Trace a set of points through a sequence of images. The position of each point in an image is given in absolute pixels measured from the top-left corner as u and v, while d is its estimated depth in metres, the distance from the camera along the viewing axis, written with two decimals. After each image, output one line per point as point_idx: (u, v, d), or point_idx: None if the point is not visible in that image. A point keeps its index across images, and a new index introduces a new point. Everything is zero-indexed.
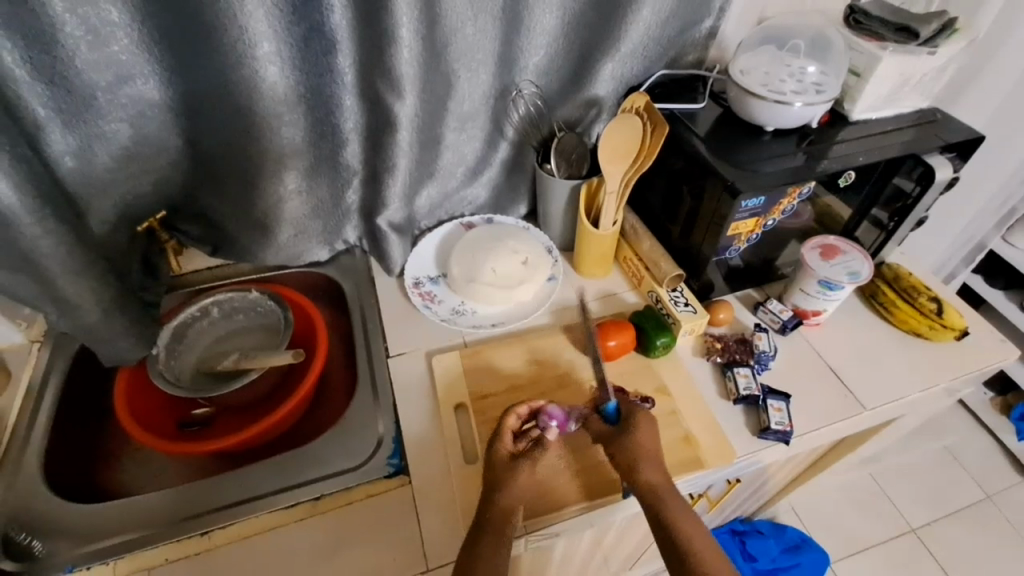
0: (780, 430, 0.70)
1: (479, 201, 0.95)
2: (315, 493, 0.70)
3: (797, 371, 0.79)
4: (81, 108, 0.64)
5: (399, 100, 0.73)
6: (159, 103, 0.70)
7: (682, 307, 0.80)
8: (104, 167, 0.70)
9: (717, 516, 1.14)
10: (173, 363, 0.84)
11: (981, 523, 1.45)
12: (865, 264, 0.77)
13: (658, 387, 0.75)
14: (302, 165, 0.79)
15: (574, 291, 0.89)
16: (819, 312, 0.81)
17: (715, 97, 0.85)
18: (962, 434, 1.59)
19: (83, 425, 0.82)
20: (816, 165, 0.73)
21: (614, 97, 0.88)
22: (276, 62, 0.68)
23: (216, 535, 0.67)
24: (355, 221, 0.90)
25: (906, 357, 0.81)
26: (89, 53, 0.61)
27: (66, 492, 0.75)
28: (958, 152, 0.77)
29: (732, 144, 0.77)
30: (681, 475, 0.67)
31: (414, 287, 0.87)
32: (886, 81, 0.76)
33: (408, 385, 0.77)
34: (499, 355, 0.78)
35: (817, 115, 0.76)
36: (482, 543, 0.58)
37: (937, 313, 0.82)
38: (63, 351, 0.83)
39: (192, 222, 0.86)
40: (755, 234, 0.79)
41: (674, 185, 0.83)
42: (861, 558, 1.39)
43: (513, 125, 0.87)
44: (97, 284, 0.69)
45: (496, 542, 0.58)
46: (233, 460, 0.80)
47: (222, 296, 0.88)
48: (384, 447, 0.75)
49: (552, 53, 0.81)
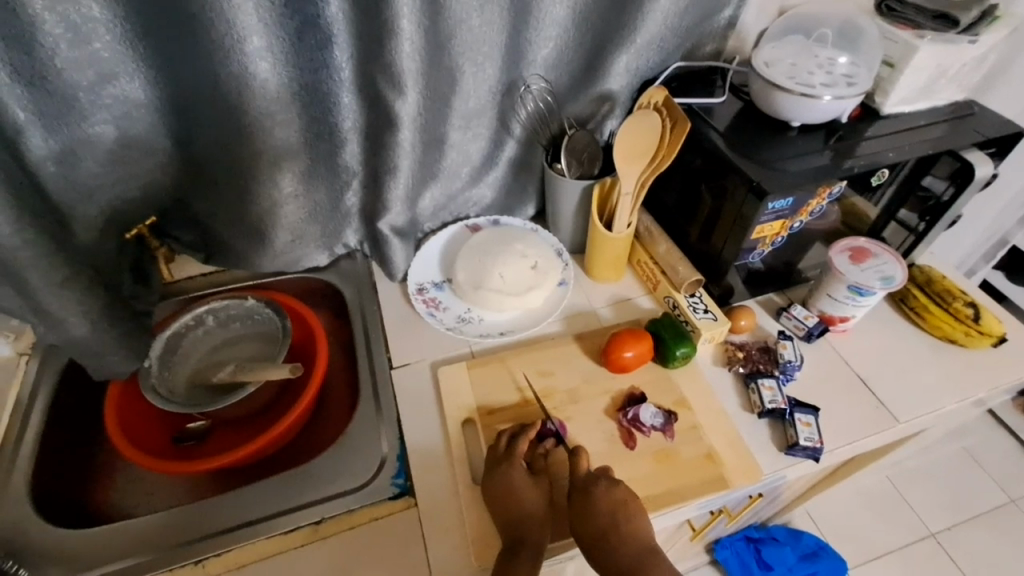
0: (809, 446, 0.66)
1: (485, 202, 0.91)
2: (315, 517, 0.66)
3: (822, 381, 0.75)
4: (63, 110, 0.60)
5: (400, 97, 0.69)
6: (146, 104, 0.66)
7: (701, 313, 0.76)
8: (89, 172, 0.66)
9: (733, 525, 1.10)
10: (167, 376, 0.80)
11: (1004, 528, 1.40)
12: (898, 266, 0.73)
13: (677, 400, 0.71)
14: (298, 167, 0.75)
15: (586, 297, 0.85)
16: (848, 318, 0.76)
17: (735, 91, 0.80)
18: (982, 435, 1.55)
19: (73, 441, 0.78)
20: (844, 162, 0.68)
21: (628, 91, 0.83)
22: (267, 57, 0.63)
23: (210, 562, 0.63)
24: (355, 224, 0.85)
25: (940, 364, 0.77)
26: (70, 51, 0.57)
27: (55, 514, 0.71)
28: (996, 148, 0.72)
29: (754, 140, 0.72)
30: (704, 496, 0.63)
31: (418, 293, 0.83)
32: (923, 73, 0.71)
33: (413, 399, 0.73)
34: (508, 366, 0.74)
35: (847, 109, 0.71)
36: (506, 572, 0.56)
37: (974, 320, 0.77)
38: (51, 365, 0.79)
39: (184, 228, 0.82)
40: (780, 237, 0.74)
41: (692, 184, 0.78)
42: (879, 564, 1.35)
43: (522, 122, 0.83)
44: (84, 298, 0.65)
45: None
46: (232, 477, 0.76)
47: (217, 304, 0.84)
48: (389, 465, 0.71)
49: (562, 45, 0.77)
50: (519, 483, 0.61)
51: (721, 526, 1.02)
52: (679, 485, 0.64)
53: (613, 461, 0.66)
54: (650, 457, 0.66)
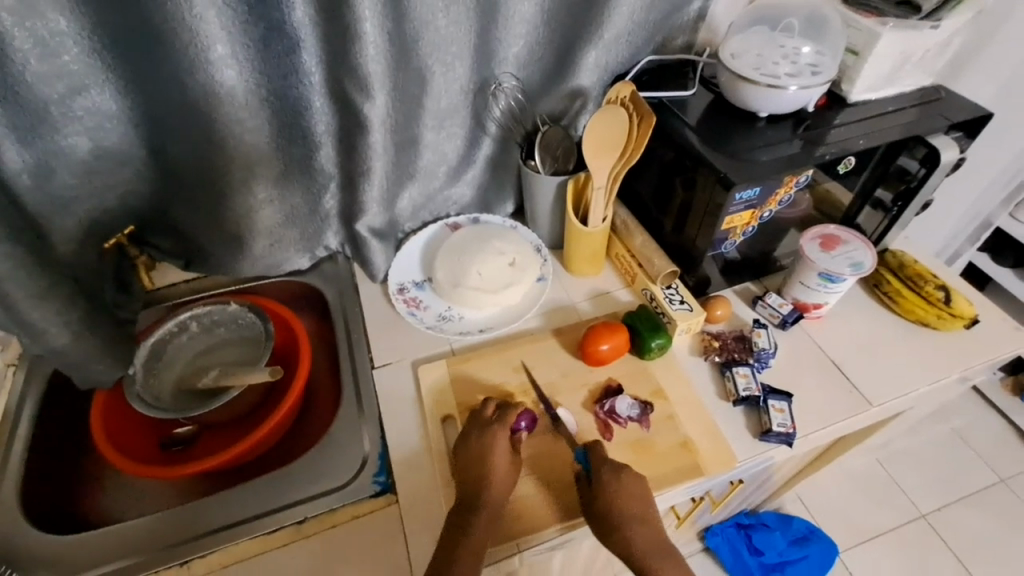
0: (783, 432, 0.67)
1: (464, 201, 0.92)
2: (298, 517, 0.67)
3: (799, 367, 0.76)
4: (35, 123, 0.61)
5: (369, 100, 0.69)
6: (118, 114, 0.66)
7: (677, 304, 0.77)
8: (64, 183, 0.66)
9: (722, 512, 1.12)
10: (153, 382, 0.81)
11: (993, 508, 1.42)
12: (868, 252, 0.74)
13: (654, 390, 0.72)
14: (272, 172, 0.76)
15: (565, 291, 0.86)
16: (821, 305, 0.77)
17: (706, 82, 0.81)
18: (970, 416, 1.56)
19: (63, 450, 0.79)
20: (814, 151, 0.69)
21: (599, 87, 0.83)
22: (233, 64, 0.64)
23: (196, 563, 0.64)
24: (335, 227, 0.86)
25: (914, 348, 0.78)
26: (39, 65, 0.57)
27: (44, 523, 0.72)
28: (964, 131, 0.74)
29: (725, 131, 0.73)
30: (681, 483, 0.64)
31: (399, 293, 0.84)
32: (886, 60, 0.72)
33: (394, 398, 0.74)
34: (488, 362, 0.75)
35: (814, 98, 0.72)
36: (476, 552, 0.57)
37: (946, 302, 0.78)
38: (38, 375, 0.80)
39: (164, 235, 0.82)
40: (751, 226, 0.75)
41: (665, 177, 0.79)
42: (870, 547, 1.37)
43: (495, 121, 0.83)
44: (64, 309, 0.66)
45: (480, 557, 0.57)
46: (219, 479, 0.77)
47: (200, 309, 0.85)
48: (371, 465, 0.72)
49: (532, 43, 0.77)
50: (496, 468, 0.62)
51: (708, 513, 1.03)
52: (658, 471, 0.65)
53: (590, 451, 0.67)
54: (626, 447, 0.67)
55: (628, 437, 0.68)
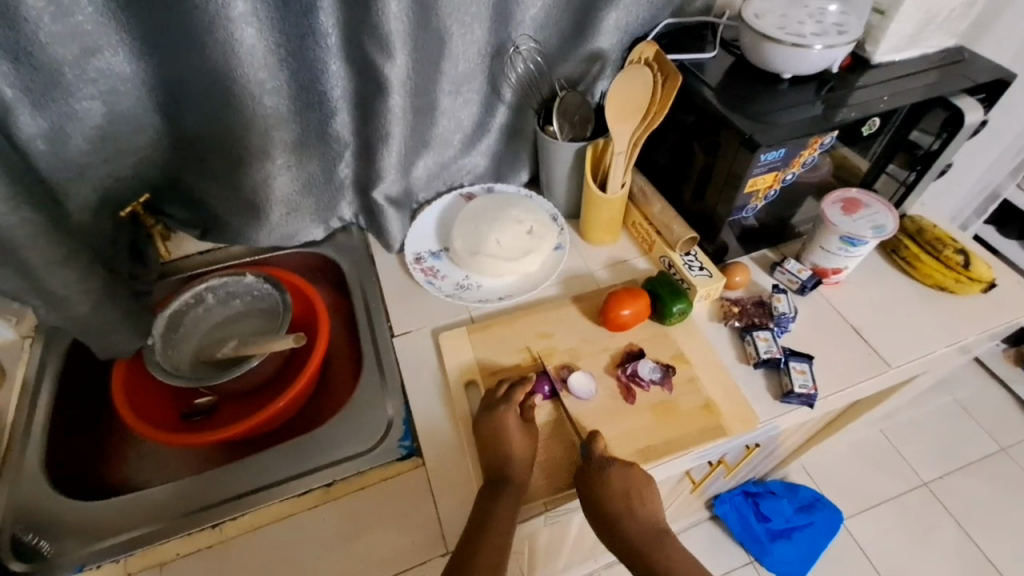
0: (804, 393, 0.68)
1: (478, 170, 0.91)
2: (327, 479, 0.68)
3: (817, 331, 0.76)
4: (49, 85, 0.59)
5: (389, 61, 0.68)
6: (133, 78, 0.65)
7: (696, 271, 0.77)
8: (79, 149, 0.65)
9: (731, 480, 1.13)
10: (171, 353, 0.80)
11: (994, 475, 1.45)
12: (890, 216, 0.74)
13: (675, 354, 0.73)
14: (288, 137, 0.75)
15: (582, 259, 0.85)
16: (841, 270, 0.78)
17: (726, 46, 0.80)
18: (973, 388, 1.58)
19: (86, 421, 0.80)
20: (837, 113, 0.68)
21: (618, 51, 0.82)
22: (252, 23, 0.62)
23: (228, 526, 0.65)
24: (349, 196, 0.85)
25: (930, 312, 0.78)
26: (53, 25, 0.56)
27: (69, 490, 0.73)
28: (985, 94, 0.73)
29: (747, 94, 0.72)
30: (703, 444, 0.65)
31: (416, 262, 0.84)
32: (912, 19, 0.71)
33: (414, 365, 0.74)
34: (511, 328, 0.75)
35: (839, 58, 0.71)
36: (497, 506, 0.58)
37: (964, 266, 0.79)
38: (56, 346, 0.80)
39: (178, 204, 0.82)
40: (773, 190, 0.74)
41: (685, 141, 0.78)
42: (873, 515, 1.39)
43: (512, 87, 0.82)
44: (85, 277, 0.66)
45: (507, 510, 0.58)
46: (243, 447, 0.78)
47: (216, 280, 0.84)
48: (395, 429, 0.73)
49: (550, 4, 0.76)
50: (513, 429, 0.63)
51: (717, 480, 1.05)
52: (673, 436, 0.66)
53: (615, 415, 0.67)
54: (650, 410, 0.68)
55: (649, 398, 0.68)
